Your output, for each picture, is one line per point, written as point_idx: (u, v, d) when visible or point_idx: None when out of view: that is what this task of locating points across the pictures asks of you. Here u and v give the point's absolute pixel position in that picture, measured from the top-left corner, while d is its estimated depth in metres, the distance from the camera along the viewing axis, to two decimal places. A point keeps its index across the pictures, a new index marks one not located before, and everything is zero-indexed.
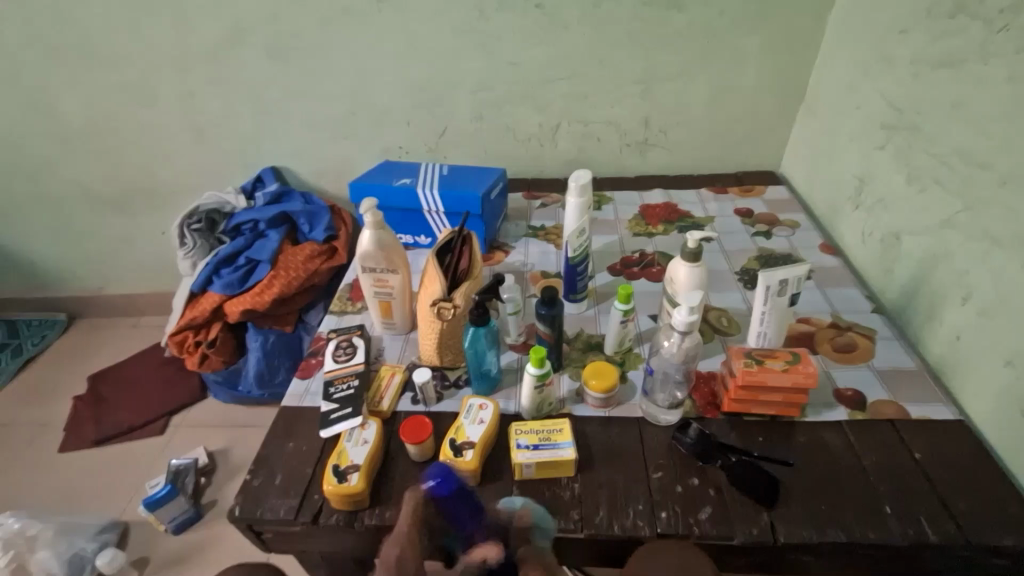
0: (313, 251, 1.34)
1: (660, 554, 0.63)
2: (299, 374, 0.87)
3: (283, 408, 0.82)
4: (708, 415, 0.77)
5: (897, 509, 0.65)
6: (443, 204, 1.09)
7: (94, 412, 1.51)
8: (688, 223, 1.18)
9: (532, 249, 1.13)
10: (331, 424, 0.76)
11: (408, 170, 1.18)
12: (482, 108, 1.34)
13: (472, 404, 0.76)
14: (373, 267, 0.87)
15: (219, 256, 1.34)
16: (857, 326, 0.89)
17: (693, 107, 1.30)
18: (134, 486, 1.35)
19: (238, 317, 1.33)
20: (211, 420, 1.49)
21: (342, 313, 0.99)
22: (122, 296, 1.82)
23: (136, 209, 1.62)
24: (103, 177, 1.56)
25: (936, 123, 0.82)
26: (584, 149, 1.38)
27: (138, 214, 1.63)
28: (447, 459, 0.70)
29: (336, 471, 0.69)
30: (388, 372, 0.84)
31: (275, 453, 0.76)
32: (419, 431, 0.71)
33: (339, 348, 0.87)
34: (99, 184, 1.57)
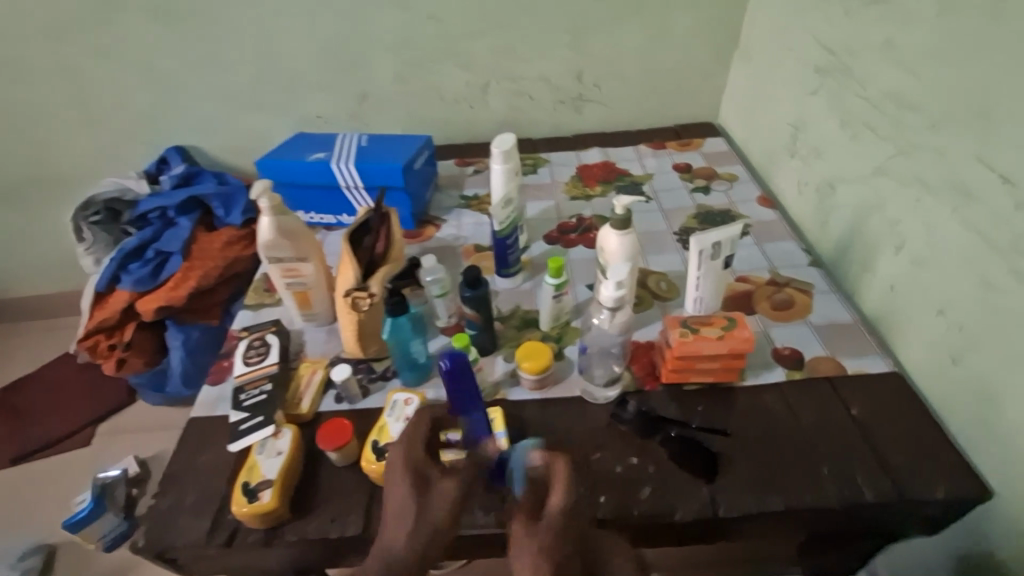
0: (231, 237, 1.23)
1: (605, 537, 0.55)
2: (210, 379, 0.80)
3: (191, 420, 0.74)
4: (647, 387, 0.74)
5: (835, 470, 0.64)
6: (362, 178, 0.99)
7: (8, 429, 1.38)
8: (626, 183, 1.12)
9: (464, 221, 1.06)
10: (240, 436, 0.69)
11: (323, 142, 1.07)
12: (403, 68, 1.23)
13: (397, 399, 0.70)
14: (280, 257, 0.79)
15: (124, 249, 1.21)
16: (795, 281, 0.87)
17: (628, 58, 1.23)
18: (60, 504, 1.25)
19: (154, 316, 1.19)
20: (142, 424, 1.38)
21: (258, 306, 0.90)
22: (31, 300, 1.65)
23: (32, 202, 1.45)
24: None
25: (868, 64, 0.78)
26: (516, 108, 1.30)
27: (33, 206, 1.45)
28: (368, 463, 0.64)
29: (247, 489, 0.63)
30: (308, 369, 0.78)
31: (182, 471, 0.69)
32: (339, 435, 0.66)
33: (250, 348, 0.79)
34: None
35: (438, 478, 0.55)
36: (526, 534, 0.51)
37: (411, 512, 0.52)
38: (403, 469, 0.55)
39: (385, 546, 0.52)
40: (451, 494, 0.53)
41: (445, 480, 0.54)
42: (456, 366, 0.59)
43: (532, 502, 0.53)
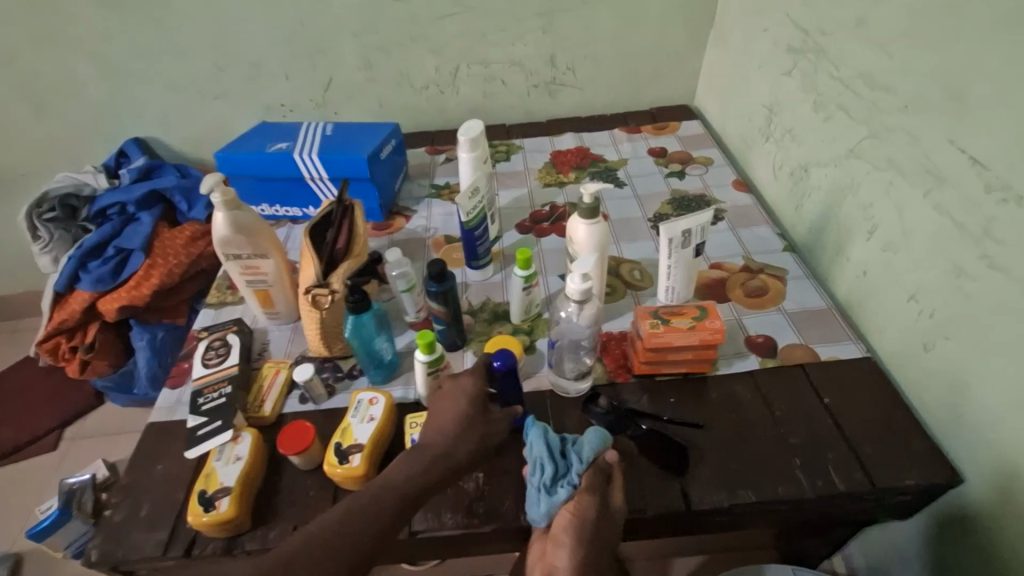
0: (193, 234, 1.18)
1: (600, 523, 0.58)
2: (170, 382, 0.77)
3: (149, 426, 0.72)
4: (619, 379, 0.72)
5: (807, 459, 0.64)
6: (326, 169, 0.96)
7: None
8: (600, 168, 1.10)
9: (434, 211, 1.03)
10: (198, 442, 0.66)
11: (286, 132, 1.03)
12: (369, 53, 1.18)
13: (361, 399, 0.68)
14: (237, 254, 0.75)
15: (83, 246, 1.16)
16: (769, 267, 0.85)
17: (601, 39, 1.19)
18: (25, 512, 1.21)
19: (116, 316, 1.16)
20: (110, 427, 1.34)
21: (220, 305, 0.87)
22: None
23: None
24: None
25: (841, 43, 0.76)
26: (488, 94, 1.26)
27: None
28: (332, 466, 0.62)
29: (203, 498, 0.60)
30: (271, 370, 0.75)
31: (137, 480, 0.66)
32: (300, 439, 0.64)
33: (210, 349, 0.76)
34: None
35: (491, 409, 0.65)
36: (587, 505, 0.57)
37: (472, 430, 0.62)
38: (470, 398, 0.63)
39: (435, 441, 0.60)
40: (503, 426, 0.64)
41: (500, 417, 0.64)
42: (507, 367, 0.65)
43: (601, 485, 0.58)
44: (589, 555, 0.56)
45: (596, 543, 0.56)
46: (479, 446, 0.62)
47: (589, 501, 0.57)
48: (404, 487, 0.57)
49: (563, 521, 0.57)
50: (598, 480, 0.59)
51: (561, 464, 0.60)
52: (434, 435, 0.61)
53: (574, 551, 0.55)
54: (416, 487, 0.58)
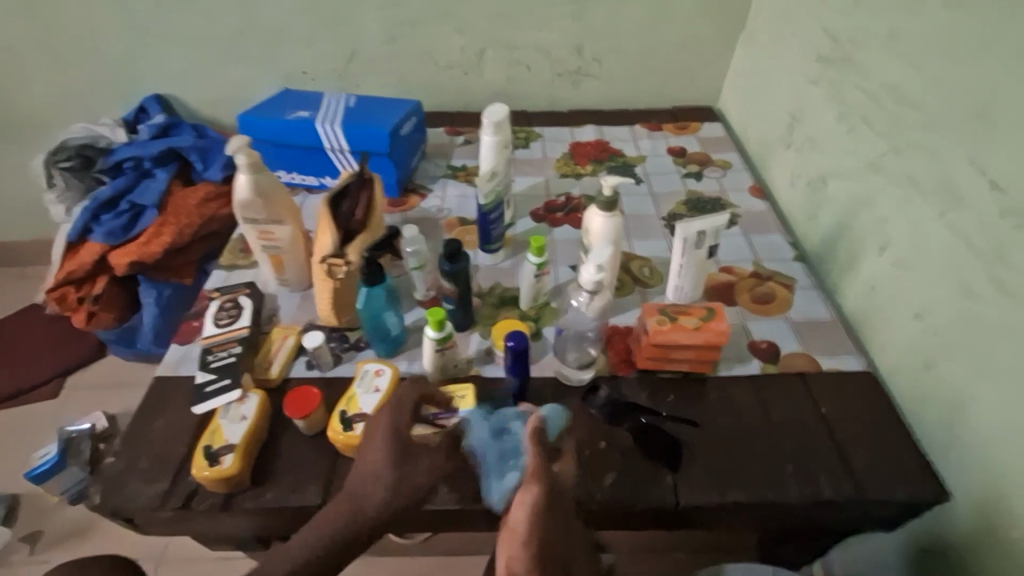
0: (208, 194, 1.19)
1: (554, 509, 0.51)
2: (178, 339, 0.78)
3: (156, 379, 0.73)
4: (621, 373, 0.73)
5: (797, 466, 0.65)
6: (346, 141, 0.96)
7: None
8: (619, 164, 1.10)
9: (449, 192, 1.03)
10: (206, 399, 0.67)
11: (307, 100, 1.03)
12: (395, 27, 1.18)
13: (368, 369, 0.69)
14: (255, 218, 0.76)
15: (97, 199, 1.16)
16: (778, 275, 0.86)
17: (629, 32, 1.19)
18: (24, 455, 1.22)
19: (124, 271, 1.16)
20: (113, 380, 1.35)
21: (231, 268, 0.88)
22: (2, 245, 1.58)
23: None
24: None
25: (871, 56, 0.76)
26: (511, 79, 1.25)
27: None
28: (335, 432, 0.64)
29: (208, 452, 0.62)
30: (280, 335, 0.76)
31: (141, 431, 0.68)
32: (304, 403, 0.66)
33: (221, 309, 0.77)
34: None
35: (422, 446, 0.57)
36: (536, 488, 0.51)
37: (392, 471, 0.54)
38: (388, 439, 0.56)
39: (353, 490, 0.54)
40: (434, 463, 0.55)
41: (430, 455, 0.56)
42: (519, 349, 0.65)
43: (544, 462, 0.53)
44: (546, 543, 0.49)
45: (554, 526, 0.51)
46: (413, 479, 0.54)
47: (538, 481, 0.52)
48: (316, 533, 0.52)
49: (519, 511, 0.50)
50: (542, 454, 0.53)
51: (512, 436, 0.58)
52: (357, 480, 0.54)
53: (527, 541, 0.49)
54: (330, 531, 0.52)
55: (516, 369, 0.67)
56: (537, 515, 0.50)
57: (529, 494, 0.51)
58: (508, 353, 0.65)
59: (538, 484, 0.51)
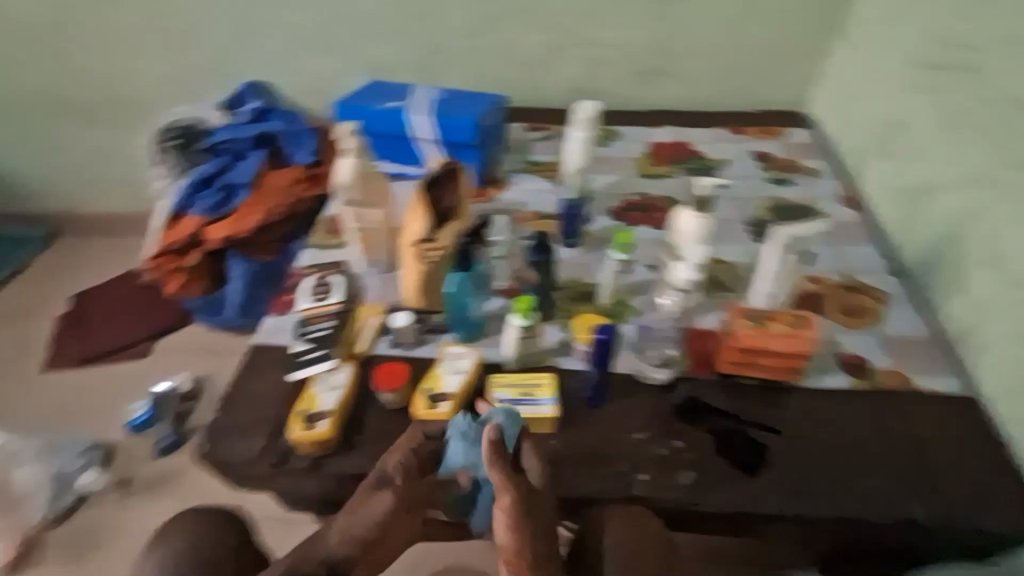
0: (298, 175, 1.26)
1: (530, 511, 0.57)
2: (275, 311, 0.83)
3: (254, 346, 0.78)
4: (699, 374, 0.72)
5: (883, 484, 0.63)
6: (435, 131, 0.99)
7: (74, 332, 1.43)
8: (700, 165, 1.05)
9: (525, 186, 1.02)
10: (301, 366, 0.72)
11: (398, 90, 1.07)
12: (480, 22, 1.21)
13: (451, 352, 0.72)
14: (354, 199, 0.81)
15: (198, 175, 1.25)
16: (870, 288, 0.82)
17: (715, 32, 1.17)
18: (113, 409, 1.29)
19: (217, 243, 1.24)
20: (195, 345, 1.41)
21: (323, 247, 0.92)
22: (93, 217, 1.64)
23: (98, 121, 1.46)
24: (58, 82, 1.39)
25: (996, 61, 0.73)
26: (592, 76, 1.25)
27: (99, 123, 1.46)
28: (421, 407, 0.67)
29: (306, 416, 0.67)
30: (367, 313, 0.80)
31: (241, 392, 0.73)
32: (394, 377, 0.69)
33: (316, 285, 0.79)
34: (54, 91, 1.41)
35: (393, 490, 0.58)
36: (509, 500, 0.56)
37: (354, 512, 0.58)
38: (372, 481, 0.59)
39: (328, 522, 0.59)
40: (387, 506, 0.58)
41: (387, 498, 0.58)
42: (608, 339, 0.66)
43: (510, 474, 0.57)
44: (535, 538, 0.57)
45: (535, 526, 0.57)
46: (371, 531, 0.57)
47: (509, 493, 0.56)
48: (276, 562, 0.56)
49: (501, 527, 0.57)
50: (506, 468, 0.57)
51: (474, 448, 0.61)
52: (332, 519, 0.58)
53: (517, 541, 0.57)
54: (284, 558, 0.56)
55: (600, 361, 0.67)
56: (516, 519, 0.56)
57: (505, 505, 0.57)
58: (596, 342, 0.66)
59: (507, 496, 0.57)
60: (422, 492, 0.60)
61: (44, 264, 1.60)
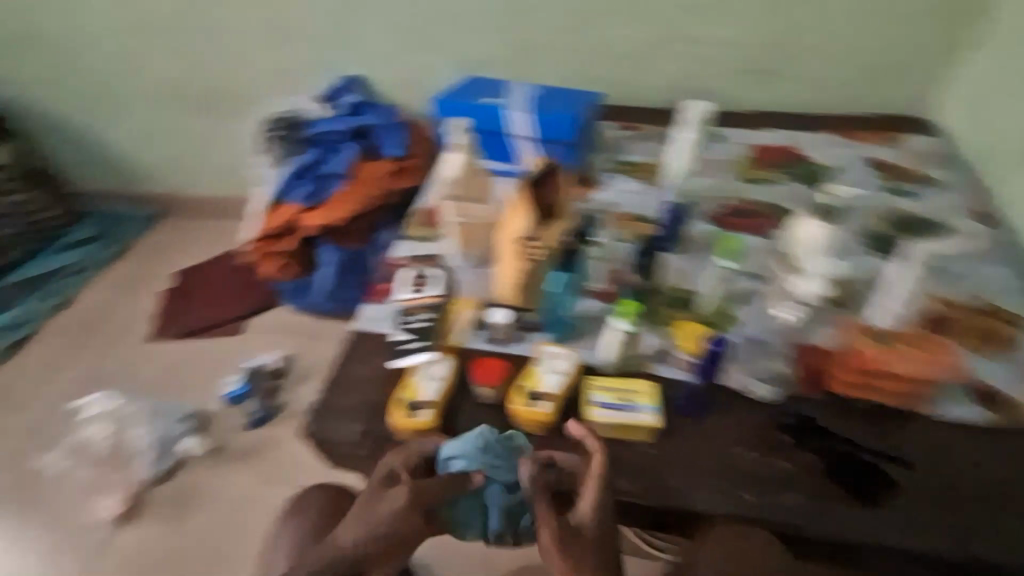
0: (389, 167, 1.30)
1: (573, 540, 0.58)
2: (375, 299, 0.85)
3: (356, 332, 0.81)
4: (808, 393, 0.68)
5: (1011, 525, 0.59)
6: (533, 128, 1.00)
7: (179, 307, 1.54)
8: (809, 170, 0.99)
9: (617, 187, 0.98)
10: (399, 356, 0.76)
11: (495, 87, 1.08)
12: (582, 18, 1.19)
13: (549, 352, 0.72)
14: (457, 194, 0.83)
15: (297, 164, 1.31)
16: (1002, 312, 0.75)
17: (833, 29, 1.11)
18: (211, 381, 1.38)
19: (311, 230, 1.29)
20: (283, 326, 1.48)
21: (419, 240, 0.94)
22: (197, 199, 1.75)
23: (208, 110, 1.55)
24: (177, 73, 1.49)
25: None
26: (692, 74, 1.21)
27: (209, 112, 1.55)
28: (521, 406, 0.68)
29: (407, 403, 0.69)
30: (462, 306, 0.81)
31: (345, 376, 0.76)
32: (493, 373, 0.71)
33: (414, 277, 0.83)
34: (172, 81, 1.51)
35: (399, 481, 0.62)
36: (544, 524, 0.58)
37: (365, 511, 0.60)
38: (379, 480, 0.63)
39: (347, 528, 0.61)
40: (396, 501, 0.59)
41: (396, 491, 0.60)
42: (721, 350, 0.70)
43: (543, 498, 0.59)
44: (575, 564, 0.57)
45: (579, 555, 0.57)
46: (387, 530, 0.58)
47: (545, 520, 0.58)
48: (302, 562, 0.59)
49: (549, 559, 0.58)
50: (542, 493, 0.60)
51: (492, 455, 0.63)
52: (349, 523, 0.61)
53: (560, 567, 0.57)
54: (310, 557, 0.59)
55: (705, 370, 0.70)
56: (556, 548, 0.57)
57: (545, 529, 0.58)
58: (710, 352, 0.69)
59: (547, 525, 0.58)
60: (433, 488, 0.61)
61: (151, 242, 1.73)
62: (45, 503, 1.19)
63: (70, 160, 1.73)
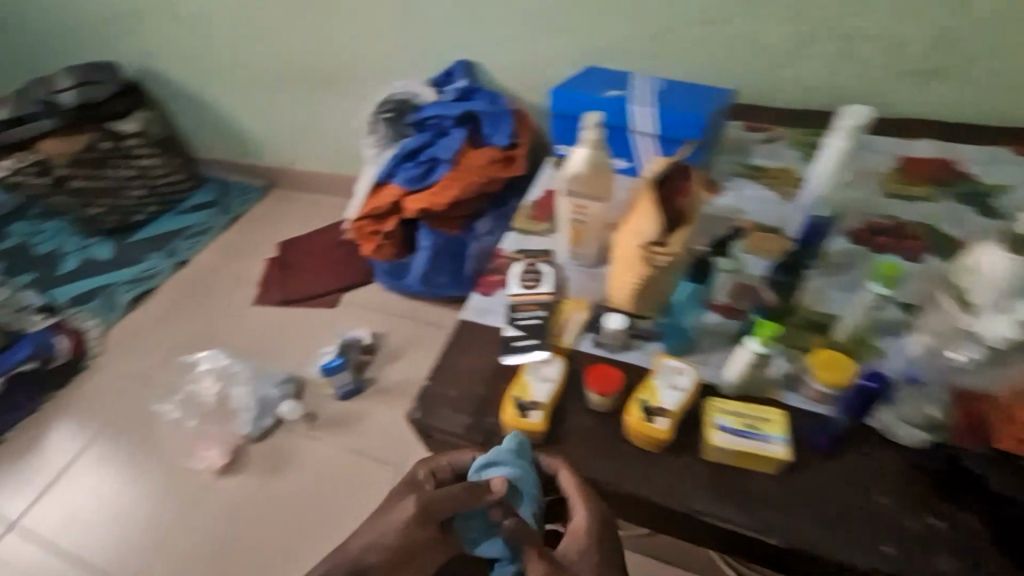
0: (494, 156, 1.29)
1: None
2: (481, 289, 0.84)
3: (463, 322, 0.81)
4: (968, 445, 0.60)
5: None
6: (659, 125, 0.94)
7: (281, 276, 1.62)
8: (971, 189, 0.88)
9: (744, 193, 0.93)
10: (514, 352, 0.74)
11: (617, 78, 1.03)
12: (716, 8, 1.10)
13: (669, 365, 0.68)
14: (577, 191, 0.79)
15: (404, 148, 1.33)
16: None
17: (1019, 29, 0.96)
18: (307, 349, 1.44)
19: (413, 214, 1.31)
20: (376, 303, 1.53)
21: (525, 233, 0.91)
22: (305, 173, 1.83)
23: (323, 89, 1.60)
24: (297, 52, 1.54)
25: None
26: (834, 73, 1.10)
27: (323, 92, 1.60)
28: (636, 419, 0.64)
29: (517, 403, 0.67)
30: (572, 306, 0.79)
31: (451, 366, 0.76)
32: (607, 381, 0.68)
33: (526, 272, 0.80)
34: (292, 60, 1.56)
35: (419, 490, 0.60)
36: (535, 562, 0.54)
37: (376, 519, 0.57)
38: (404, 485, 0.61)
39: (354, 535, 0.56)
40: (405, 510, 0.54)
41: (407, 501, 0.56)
42: (873, 388, 0.61)
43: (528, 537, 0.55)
44: None
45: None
46: (400, 546, 0.52)
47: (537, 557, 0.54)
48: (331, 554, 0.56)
49: None
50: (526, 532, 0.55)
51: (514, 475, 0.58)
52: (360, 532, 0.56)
53: None
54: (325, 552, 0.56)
55: (851, 406, 0.63)
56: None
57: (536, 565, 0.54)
58: (860, 388, 0.62)
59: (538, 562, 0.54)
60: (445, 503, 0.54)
61: (261, 211, 1.83)
62: (157, 447, 1.29)
63: (195, 130, 1.87)
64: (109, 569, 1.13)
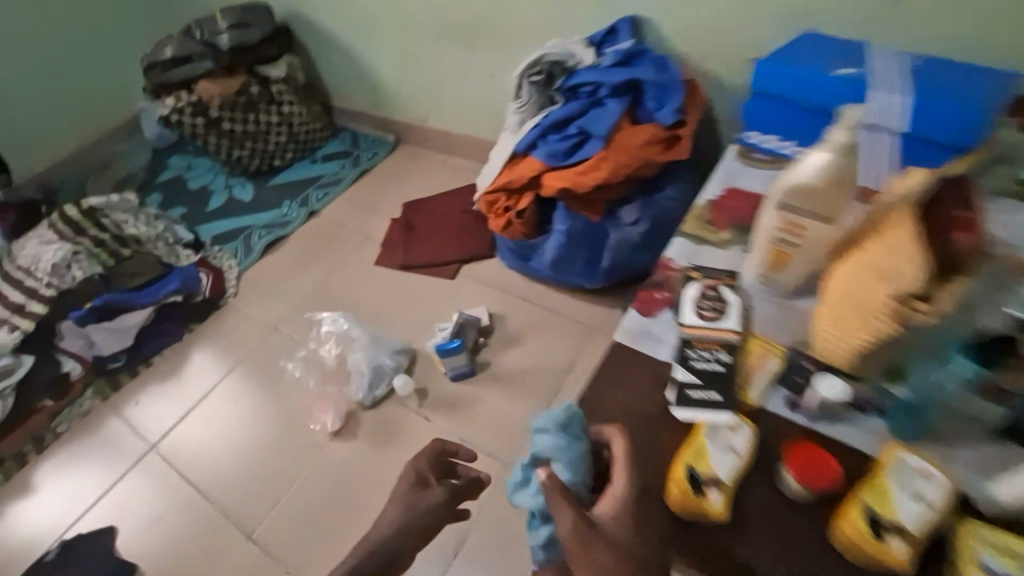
0: (654, 135, 1.10)
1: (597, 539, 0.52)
2: (640, 307, 0.69)
3: (617, 345, 0.66)
4: None
5: None
6: (908, 111, 0.71)
7: (404, 239, 1.57)
8: None
9: None
10: (689, 406, 0.58)
11: (850, 53, 0.83)
12: None
13: (910, 465, 0.50)
14: (797, 206, 0.61)
15: (551, 118, 1.19)
16: None
17: None
18: (423, 321, 1.40)
19: (552, 193, 1.17)
20: (495, 280, 1.44)
21: (698, 242, 0.74)
22: (437, 132, 1.76)
23: (468, 44, 1.49)
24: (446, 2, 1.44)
25: None
26: None
27: (468, 47, 1.49)
28: (860, 532, 0.48)
29: (691, 474, 0.53)
30: (761, 349, 0.62)
31: (599, 401, 0.62)
32: (817, 468, 0.52)
33: (704, 297, 0.65)
34: (440, 10, 1.46)
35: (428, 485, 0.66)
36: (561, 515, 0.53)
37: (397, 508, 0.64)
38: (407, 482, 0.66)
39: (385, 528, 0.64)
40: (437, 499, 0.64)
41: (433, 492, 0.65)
42: None
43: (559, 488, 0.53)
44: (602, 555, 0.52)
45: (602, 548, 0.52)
46: (422, 524, 0.63)
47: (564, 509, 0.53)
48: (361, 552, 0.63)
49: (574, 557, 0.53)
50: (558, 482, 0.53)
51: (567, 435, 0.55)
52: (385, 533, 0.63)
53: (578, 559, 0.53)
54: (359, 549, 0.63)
55: None
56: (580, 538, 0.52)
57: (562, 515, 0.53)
58: None
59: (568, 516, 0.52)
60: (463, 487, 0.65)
61: (389, 168, 1.80)
62: (280, 400, 1.32)
63: (336, 79, 1.85)
64: (229, 508, 1.18)
